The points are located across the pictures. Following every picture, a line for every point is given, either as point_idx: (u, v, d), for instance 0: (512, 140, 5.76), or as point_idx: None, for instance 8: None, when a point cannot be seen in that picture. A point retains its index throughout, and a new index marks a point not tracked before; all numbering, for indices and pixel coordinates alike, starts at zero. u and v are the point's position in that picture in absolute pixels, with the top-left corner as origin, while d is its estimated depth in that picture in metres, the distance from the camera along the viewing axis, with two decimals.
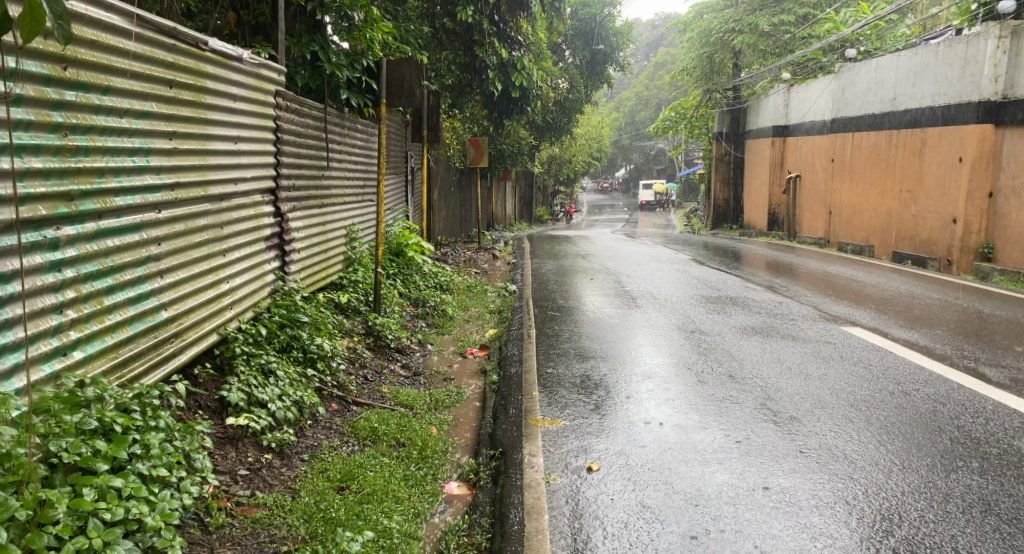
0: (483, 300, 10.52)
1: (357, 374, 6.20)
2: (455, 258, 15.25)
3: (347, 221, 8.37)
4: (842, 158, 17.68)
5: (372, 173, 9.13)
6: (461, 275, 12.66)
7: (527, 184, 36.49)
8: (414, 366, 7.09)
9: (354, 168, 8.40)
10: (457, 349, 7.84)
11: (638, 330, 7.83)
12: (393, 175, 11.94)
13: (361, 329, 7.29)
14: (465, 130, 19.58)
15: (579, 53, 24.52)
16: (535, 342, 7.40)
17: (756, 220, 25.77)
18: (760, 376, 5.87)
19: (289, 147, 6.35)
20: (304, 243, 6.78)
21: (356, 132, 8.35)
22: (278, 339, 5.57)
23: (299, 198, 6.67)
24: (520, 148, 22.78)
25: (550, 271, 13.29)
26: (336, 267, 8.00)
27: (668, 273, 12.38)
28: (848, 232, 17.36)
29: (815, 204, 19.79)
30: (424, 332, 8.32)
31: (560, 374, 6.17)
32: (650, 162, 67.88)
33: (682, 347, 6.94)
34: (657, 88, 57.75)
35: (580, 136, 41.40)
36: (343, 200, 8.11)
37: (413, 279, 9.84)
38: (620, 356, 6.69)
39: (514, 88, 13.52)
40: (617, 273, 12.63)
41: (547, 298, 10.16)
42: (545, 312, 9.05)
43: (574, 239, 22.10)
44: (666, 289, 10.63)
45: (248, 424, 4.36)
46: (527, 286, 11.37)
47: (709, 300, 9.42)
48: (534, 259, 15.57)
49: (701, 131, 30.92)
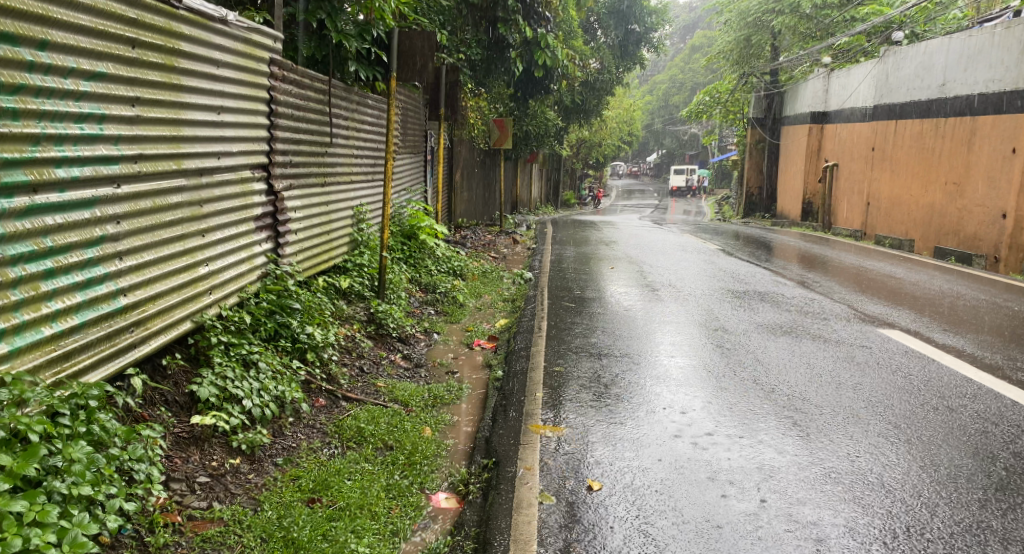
0: (497, 288, 10.13)
1: (352, 366, 5.78)
2: (474, 241, 14.90)
3: (355, 202, 7.94)
4: (884, 147, 16.94)
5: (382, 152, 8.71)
6: (477, 259, 12.28)
7: (554, 167, 35.96)
8: (416, 357, 6.70)
9: (363, 145, 7.96)
10: (464, 340, 7.47)
11: (658, 325, 7.35)
12: (410, 154, 11.56)
13: (363, 316, 6.88)
14: (490, 110, 19.13)
15: (611, 33, 23.98)
16: (546, 336, 6.96)
17: (789, 209, 25.07)
18: (790, 384, 5.34)
19: (286, 120, 5.92)
20: (302, 224, 6.35)
21: (365, 107, 7.93)
22: (265, 327, 5.14)
23: (297, 174, 6.23)
24: (548, 130, 22.28)
25: (570, 258, 12.84)
26: (340, 249, 7.59)
27: (693, 263, 11.88)
28: (887, 225, 16.65)
29: (853, 194, 19.07)
30: (431, 320, 8.00)
31: (569, 373, 5.71)
32: (682, 146, 66.90)
33: (704, 346, 6.43)
34: (692, 71, 56.72)
35: (611, 118, 40.71)
36: (349, 180, 7.68)
37: (424, 264, 9.48)
38: (636, 355, 6.21)
39: (538, 66, 13.03)
40: (640, 262, 12.10)
41: (565, 288, 9.68)
42: (561, 303, 8.58)
43: (599, 225, 21.63)
44: (690, 281, 10.12)
45: (216, 423, 3.94)
46: (545, 273, 10.95)
47: (736, 295, 8.89)
48: (555, 245, 15.12)
49: (736, 115, 30.15)
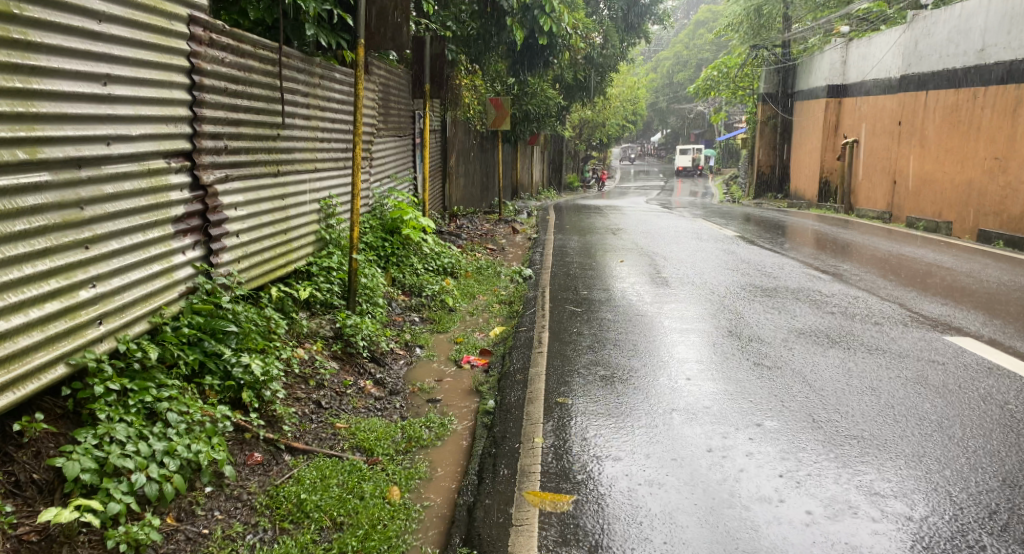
0: (493, 288, 9.00)
1: (304, 403, 4.67)
2: (471, 232, 13.81)
3: (320, 194, 6.79)
4: (912, 121, 15.76)
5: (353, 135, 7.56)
6: (473, 253, 11.18)
7: (557, 149, 34.76)
8: (390, 380, 5.59)
9: (327, 127, 6.80)
10: (450, 356, 6.36)
11: (678, 334, 6.23)
12: (395, 137, 10.44)
13: (328, 332, 5.77)
14: (487, 89, 17.94)
15: (616, 6, 22.83)
16: (547, 352, 5.83)
17: (804, 189, 23.88)
18: (857, 416, 4.21)
19: (218, 96, 4.76)
20: (246, 223, 5.21)
21: (329, 82, 6.79)
22: (184, 362, 4.00)
23: (238, 163, 5.08)
24: (549, 110, 21.10)
25: (574, 250, 11.69)
26: (303, 251, 6.46)
27: (711, 253, 10.77)
28: (918, 205, 15.48)
29: (877, 172, 17.87)
30: (413, 331, 6.92)
31: (576, 407, 4.57)
32: (687, 126, 65.45)
33: (737, 364, 5.29)
34: (697, 47, 55.32)
35: (615, 97, 39.44)
36: (311, 171, 6.53)
37: (409, 263, 8.37)
38: (656, 377, 5.07)
39: (538, 35, 11.86)
40: (651, 254, 10.97)
41: (569, 287, 8.55)
42: (565, 307, 7.45)
43: (605, 209, 20.48)
44: (710, 276, 8.99)
45: (83, 516, 2.84)
46: (547, 269, 9.82)
47: (766, 292, 7.76)
48: (557, 234, 13.99)
49: (745, 91, 28.89)
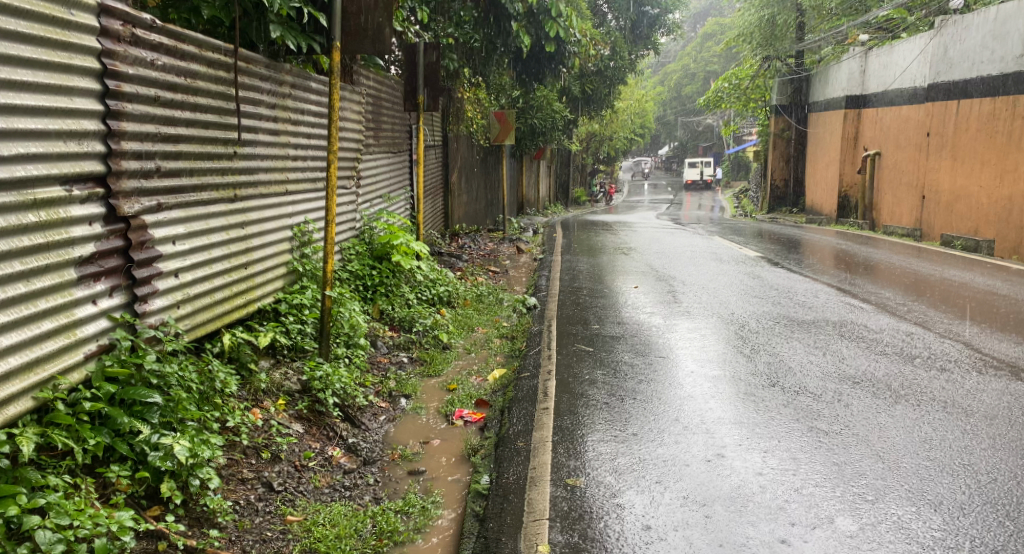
0: (494, 320, 8.09)
1: (251, 488, 3.76)
2: (472, 255, 12.90)
3: (292, 219, 5.89)
4: (943, 133, 14.90)
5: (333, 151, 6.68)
6: (473, 278, 10.28)
7: (563, 163, 33.83)
8: (366, 444, 4.67)
9: (299, 143, 5.90)
10: (441, 408, 5.41)
11: (710, 383, 5.29)
12: (387, 153, 9.55)
13: (293, 387, 4.86)
14: (490, 102, 17.12)
15: (624, 15, 22.22)
16: (554, 408, 4.91)
17: (822, 203, 22.97)
18: (954, 512, 3.27)
19: (147, 105, 3.84)
20: (191, 260, 4.29)
21: (302, 92, 5.90)
22: (81, 450, 3.10)
23: (178, 185, 4.16)
24: (555, 124, 20.24)
25: (582, 273, 10.77)
26: (271, 287, 5.55)
27: (734, 277, 9.83)
28: (951, 222, 14.62)
29: (904, 186, 17.00)
30: (400, 376, 5.99)
31: (590, 494, 3.65)
32: (695, 138, 64.60)
33: (787, 429, 4.34)
34: (706, 59, 54.68)
35: (623, 110, 38.59)
36: (279, 195, 5.63)
37: (399, 293, 7.49)
38: (689, 448, 4.13)
39: (544, 41, 11.00)
40: (669, 278, 10.05)
41: (579, 319, 7.61)
42: (576, 345, 6.53)
43: (615, 226, 19.55)
44: (737, 305, 8.05)
45: None
46: (552, 297, 8.89)
47: (805, 328, 6.82)
48: (565, 255, 13.07)
49: (757, 102, 28.04)
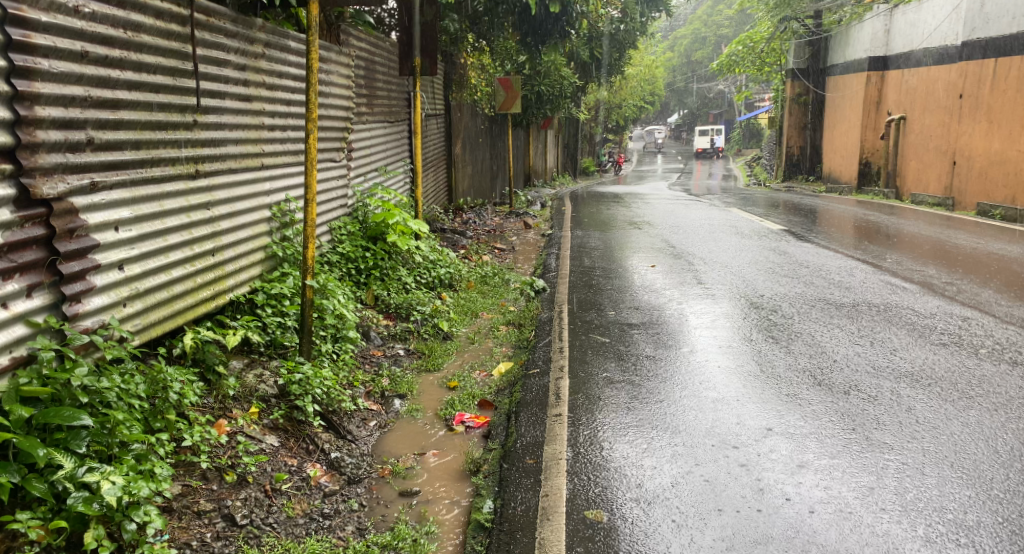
0: (500, 304, 7.48)
1: (208, 523, 3.17)
2: (476, 231, 12.25)
3: (269, 199, 5.23)
4: (979, 93, 14.21)
5: None
6: (477, 258, 9.64)
7: (571, 132, 32.99)
8: (352, 458, 4.04)
9: (275, 112, 5.23)
10: (440, 411, 4.77)
11: (747, 383, 4.65)
12: (384, 121, 8.87)
13: (270, 391, 4.22)
14: (495, 69, 16.37)
15: None
16: (571, 414, 4.29)
17: (841, 171, 22.17)
18: None
19: (70, 61, 3.18)
20: (142, 250, 3.65)
21: (278, 53, 5.22)
22: None
23: (120, 162, 3.50)
24: (563, 90, 19.44)
25: (593, 250, 10.13)
26: (248, 275, 4.91)
27: (757, 253, 9.16)
28: (986, 188, 13.99)
29: (931, 152, 16.32)
30: (394, 372, 5.36)
31: (614, 535, 3.08)
32: (705, 105, 63.46)
33: (843, 447, 3.72)
34: (717, 23, 53.45)
35: (633, 77, 37.63)
36: (253, 170, 4.97)
37: (395, 277, 6.89)
38: (729, 472, 3.53)
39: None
40: (687, 255, 9.39)
41: (591, 304, 6.96)
42: (589, 336, 5.89)
43: (626, 198, 18.82)
44: (764, 286, 7.38)
45: None
46: (563, 278, 8.25)
47: (845, 315, 6.15)
48: (575, 230, 12.40)
49: (771, 67, 27.13)
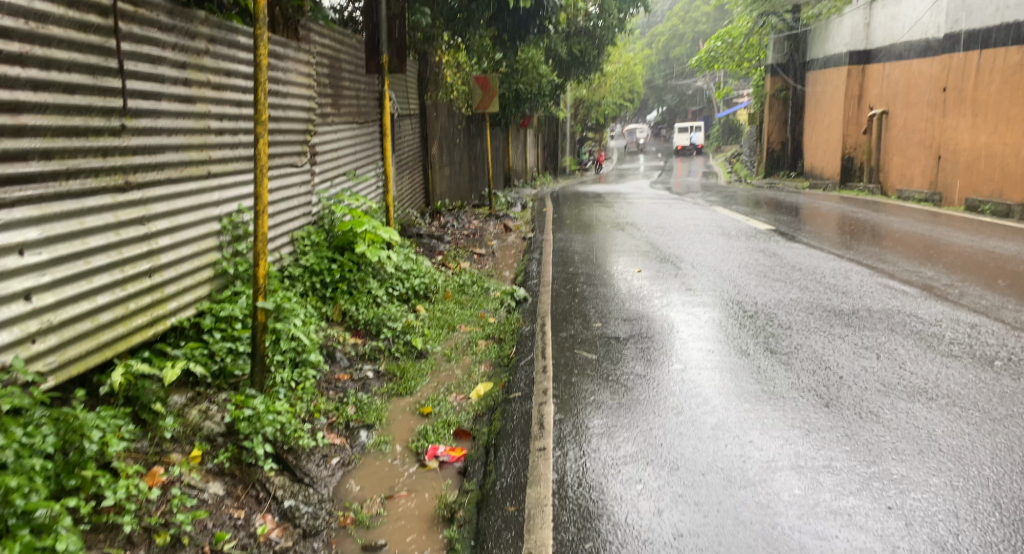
0: (478, 315, 7.01)
1: None
2: (455, 235, 11.78)
3: (217, 211, 4.73)
4: (963, 86, 13.92)
5: None
6: (455, 265, 9.18)
7: (551, 130, 32.58)
8: (310, 505, 3.54)
9: (222, 114, 4.75)
10: (412, 443, 4.26)
11: (750, 406, 4.20)
12: (353, 122, 8.39)
13: (216, 430, 3.71)
14: (471, 67, 15.92)
15: None
16: (558, 448, 3.83)
17: (823, 167, 21.93)
18: None
19: None
20: (55, 279, 3.16)
21: (224, 48, 4.75)
22: None
23: (21, 178, 3.04)
24: (542, 88, 19.01)
25: (577, 254, 9.70)
26: (194, 295, 4.40)
27: (747, 255, 8.75)
28: (972, 183, 13.69)
29: (914, 147, 16.03)
30: (361, 397, 4.86)
31: None
32: (683, 102, 63.34)
33: (865, 487, 3.28)
34: (694, 19, 53.29)
35: (612, 74, 37.30)
36: (197, 179, 4.48)
37: (365, 290, 6.43)
38: (736, 520, 3.09)
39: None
40: (674, 258, 8.98)
41: (575, 316, 6.50)
42: (574, 353, 5.43)
43: (608, 197, 18.44)
44: (757, 290, 6.95)
45: None
46: (545, 286, 7.81)
47: (847, 322, 5.72)
48: (557, 232, 11.97)
49: (750, 62, 26.88)
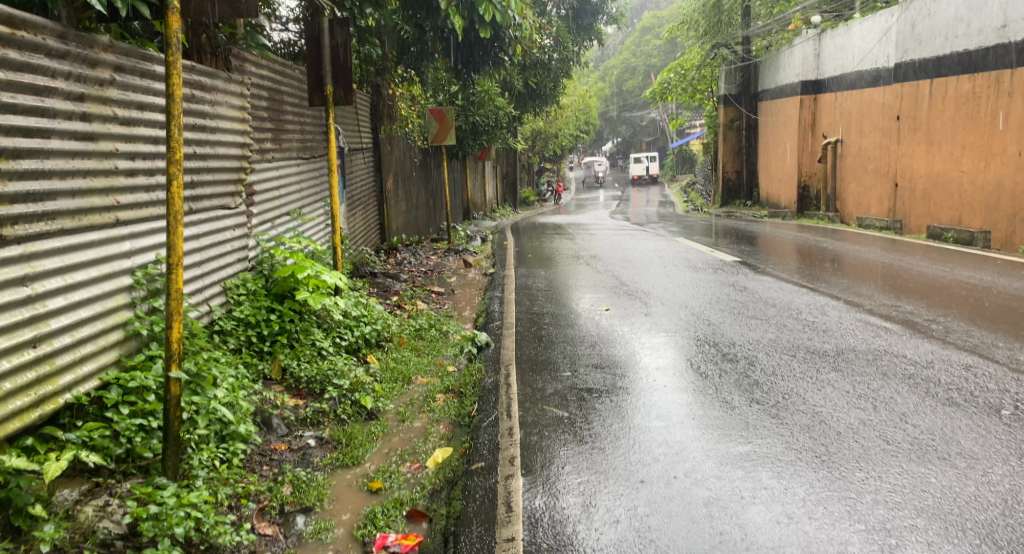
0: (436, 364, 6.43)
1: None
2: (411, 274, 11.20)
3: (127, 264, 4.14)
4: (915, 114, 13.69)
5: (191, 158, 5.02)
6: (411, 306, 8.60)
7: (508, 163, 32.29)
8: None
9: (133, 153, 4.19)
10: (355, 530, 3.66)
11: (740, 468, 3.69)
12: (297, 157, 7.83)
13: (114, 532, 3.07)
14: (426, 100, 15.49)
15: (566, 4, 20.92)
16: (527, 536, 3.28)
17: (779, 195, 21.85)
18: None
19: None
20: None
21: (135, 78, 4.22)
22: None
23: None
24: (499, 120, 18.65)
25: (539, 292, 9.19)
26: (99, 362, 3.80)
27: (717, 288, 8.32)
28: (932, 211, 13.35)
29: (870, 174, 15.92)
30: (301, 472, 4.24)
31: None
32: (638, 133, 63.83)
33: None
34: (646, 52, 53.88)
35: (568, 106, 37.27)
36: (99, 229, 3.91)
37: (308, 341, 5.81)
38: None
39: (483, 24, 9.46)
40: (640, 294, 8.52)
41: (540, 363, 5.89)
42: (540, 410, 4.83)
43: (567, 229, 18.06)
44: (733, 327, 6.49)
45: None
46: (507, 328, 7.26)
47: (836, 359, 5.26)
48: (517, 268, 11.47)
49: (703, 93, 26.97)
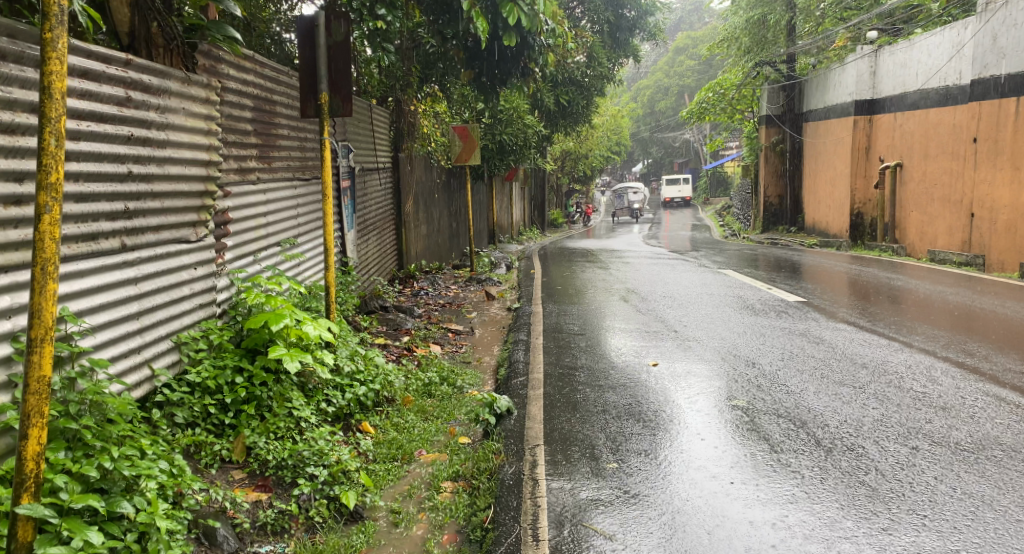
0: (444, 435, 5.13)
1: None
2: (427, 308, 9.96)
3: (4, 327, 2.94)
4: (996, 136, 12.25)
5: (122, 180, 3.84)
6: (423, 351, 7.34)
7: (537, 184, 31.09)
8: None
9: (16, 173, 3.01)
10: None
11: None
12: (289, 177, 6.64)
13: None
14: (448, 117, 14.36)
15: (600, 19, 19.74)
16: None
17: (828, 222, 20.40)
18: None
19: None
20: None
21: (27, 70, 3.07)
22: None
23: None
24: (528, 140, 17.46)
25: (573, 336, 7.89)
26: None
27: (786, 338, 6.95)
28: (1018, 246, 11.90)
29: (939, 202, 14.44)
30: None
31: None
32: (670, 155, 62.54)
33: None
34: (679, 73, 52.72)
35: (599, 127, 36.11)
36: None
37: (280, 409, 4.56)
38: None
39: (511, 28, 8.26)
40: (691, 342, 7.18)
41: (576, 447, 4.57)
42: (579, 531, 3.53)
43: (600, 256, 16.76)
44: (817, 396, 5.13)
45: None
46: (534, 386, 5.97)
47: (980, 460, 3.89)
48: (546, 303, 10.19)
49: (742, 113, 25.63)
